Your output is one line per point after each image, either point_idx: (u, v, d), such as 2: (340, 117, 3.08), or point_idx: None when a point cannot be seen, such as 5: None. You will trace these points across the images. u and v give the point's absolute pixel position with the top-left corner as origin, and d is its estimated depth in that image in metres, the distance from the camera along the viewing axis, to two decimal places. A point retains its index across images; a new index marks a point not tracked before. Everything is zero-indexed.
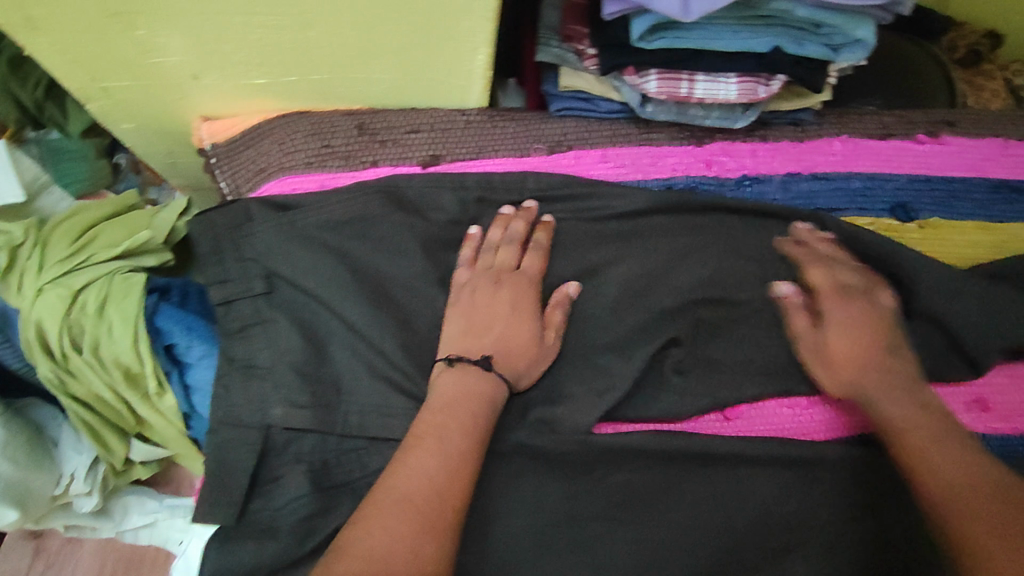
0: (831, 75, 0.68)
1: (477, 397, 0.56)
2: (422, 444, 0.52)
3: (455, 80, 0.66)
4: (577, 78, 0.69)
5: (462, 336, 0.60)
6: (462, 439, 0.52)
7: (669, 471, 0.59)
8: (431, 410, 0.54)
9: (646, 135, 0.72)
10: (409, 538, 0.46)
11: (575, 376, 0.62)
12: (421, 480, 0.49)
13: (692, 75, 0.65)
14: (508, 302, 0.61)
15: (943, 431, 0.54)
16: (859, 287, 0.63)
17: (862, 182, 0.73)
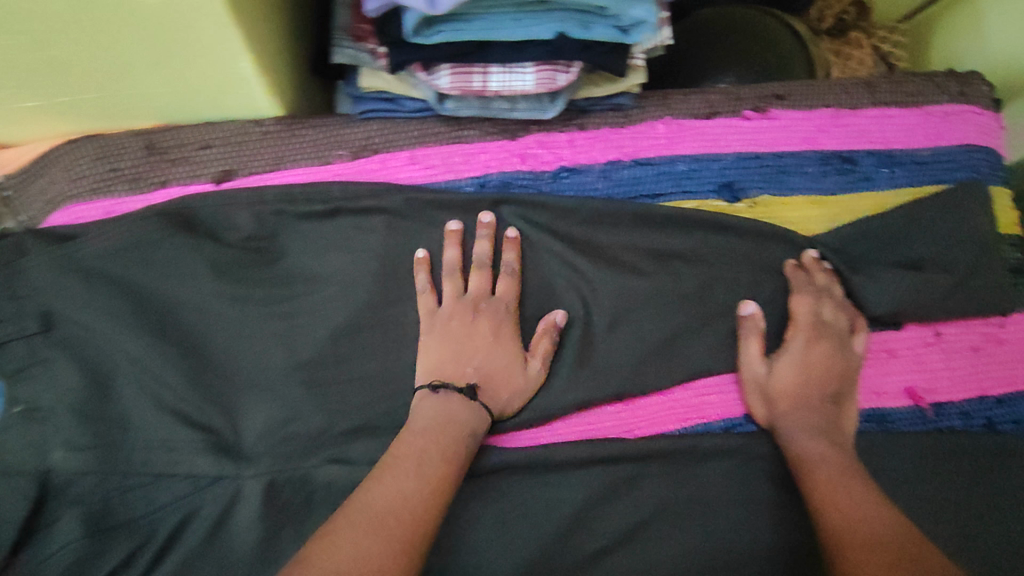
0: (636, 58, 0.65)
1: (459, 423, 0.56)
2: (401, 465, 0.51)
3: (237, 85, 0.60)
4: (375, 79, 0.65)
5: (437, 363, 0.60)
6: (438, 466, 0.52)
7: (469, 486, 0.60)
8: (418, 435, 0.54)
9: (457, 132, 0.69)
10: (384, 553, 0.43)
11: (379, 392, 0.61)
12: (394, 495, 0.48)
13: (485, 67, 0.62)
14: (491, 332, 0.61)
15: (842, 488, 0.54)
16: (835, 327, 0.66)
17: (688, 164, 0.71)
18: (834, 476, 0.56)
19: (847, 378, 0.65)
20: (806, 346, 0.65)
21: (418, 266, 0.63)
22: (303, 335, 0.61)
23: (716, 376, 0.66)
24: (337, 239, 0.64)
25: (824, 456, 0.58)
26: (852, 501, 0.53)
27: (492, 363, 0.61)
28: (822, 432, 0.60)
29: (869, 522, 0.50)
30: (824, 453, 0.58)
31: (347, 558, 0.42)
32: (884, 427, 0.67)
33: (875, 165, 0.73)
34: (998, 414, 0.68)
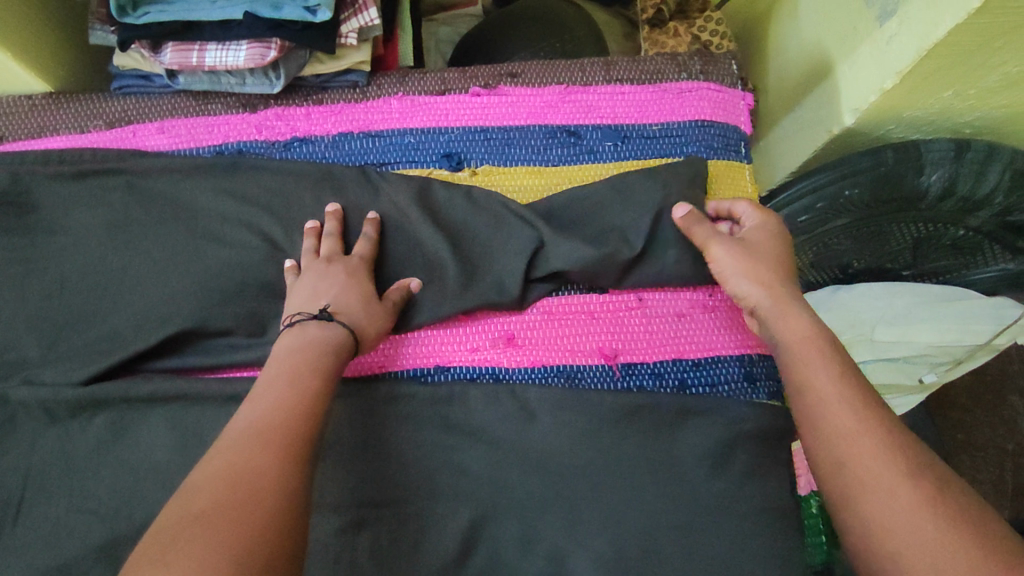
0: (347, 37, 0.71)
1: (318, 345, 0.58)
2: (274, 388, 0.55)
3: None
4: (125, 58, 0.74)
5: (305, 300, 0.63)
6: (312, 380, 0.55)
7: (160, 414, 0.66)
8: (279, 363, 0.57)
9: (204, 106, 0.77)
10: (268, 466, 0.48)
11: (94, 333, 0.69)
12: (267, 413, 0.52)
13: (202, 45, 0.71)
14: (344, 275, 0.65)
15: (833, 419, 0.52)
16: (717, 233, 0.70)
17: (416, 136, 0.76)
18: (812, 355, 0.57)
19: (772, 255, 0.66)
20: (739, 249, 0.65)
21: (308, 234, 0.68)
22: (37, 275, 0.71)
23: (411, 331, 0.72)
24: (83, 196, 0.73)
25: (806, 333, 0.59)
26: (837, 380, 0.54)
27: (348, 299, 0.63)
28: (802, 308, 0.61)
29: (840, 409, 0.52)
30: (806, 331, 0.59)
31: (212, 479, 0.46)
32: (572, 383, 0.70)
33: (601, 139, 0.76)
34: (692, 375, 0.71)
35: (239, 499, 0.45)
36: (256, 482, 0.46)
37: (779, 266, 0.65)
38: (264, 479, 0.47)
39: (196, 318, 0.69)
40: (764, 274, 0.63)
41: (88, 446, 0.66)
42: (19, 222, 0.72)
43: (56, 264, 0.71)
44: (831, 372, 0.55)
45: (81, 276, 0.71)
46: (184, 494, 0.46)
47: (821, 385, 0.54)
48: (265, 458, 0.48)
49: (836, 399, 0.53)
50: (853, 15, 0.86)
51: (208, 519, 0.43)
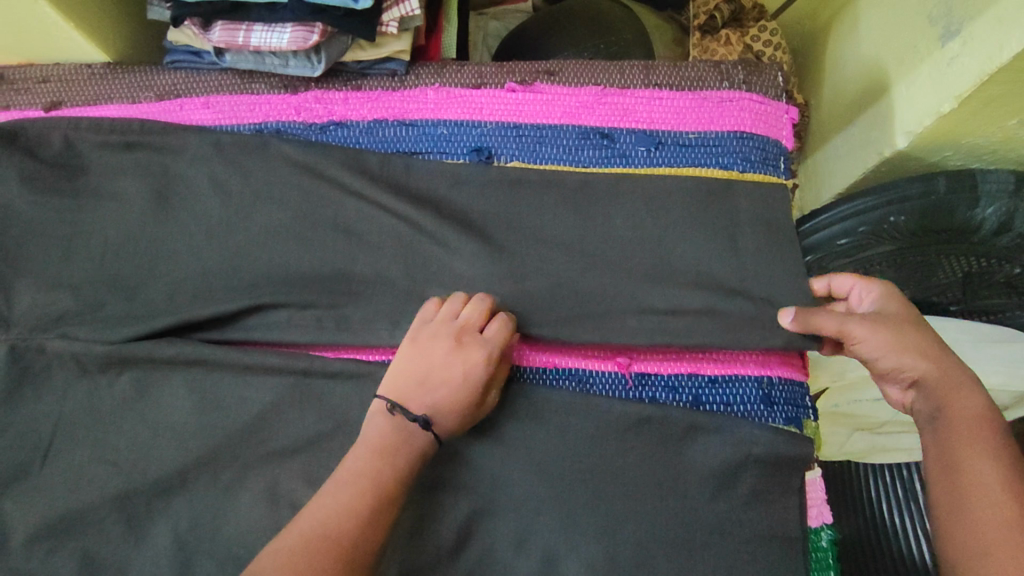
0: (388, 25, 0.73)
1: (402, 448, 0.58)
2: (342, 487, 0.55)
3: (58, 32, 0.74)
4: (179, 33, 0.76)
5: (407, 384, 0.61)
6: (391, 487, 0.56)
7: (179, 379, 0.67)
8: (366, 458, 0.57)
9: (248, 84, 0.79)
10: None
11: (127, 291, 0.70)
12: (336, 513, 0.53)
13: (250, 25, 0.73)
14: (463, 373, 0.61)
15: (965, 516, 0.52)
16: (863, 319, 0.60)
17: (448, 128, 0.77)
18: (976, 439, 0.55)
19: (920, 324, 0.61)
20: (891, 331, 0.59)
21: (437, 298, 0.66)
22: (81, 237, 0.73)
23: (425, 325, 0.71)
24: (129, 166, 0.75)
25: (977, 419, 0.55)
26: (998, 476, 0.52)
27: (451, 400, 0.60)
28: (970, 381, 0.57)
29: (988, 511, 0.51)
30: (971, 411, 0.56)
31: None
32: (582, 388, 0.69)
33: (634, 143, 0.75)
34: (706, 392, 0.68)
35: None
36: None
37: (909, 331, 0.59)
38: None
39: (225, 288, 0.70)
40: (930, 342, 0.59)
41: (114, 403, 0.67)
42: (69, 184, 0.75)
43: (104, 226, 0.73)
44: (994, 468, 0.53)
45: (122, 236, 0.72)
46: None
47: (983, 479, 0.53)
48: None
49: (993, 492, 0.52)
50: (916, 34, 0.82)
51: None
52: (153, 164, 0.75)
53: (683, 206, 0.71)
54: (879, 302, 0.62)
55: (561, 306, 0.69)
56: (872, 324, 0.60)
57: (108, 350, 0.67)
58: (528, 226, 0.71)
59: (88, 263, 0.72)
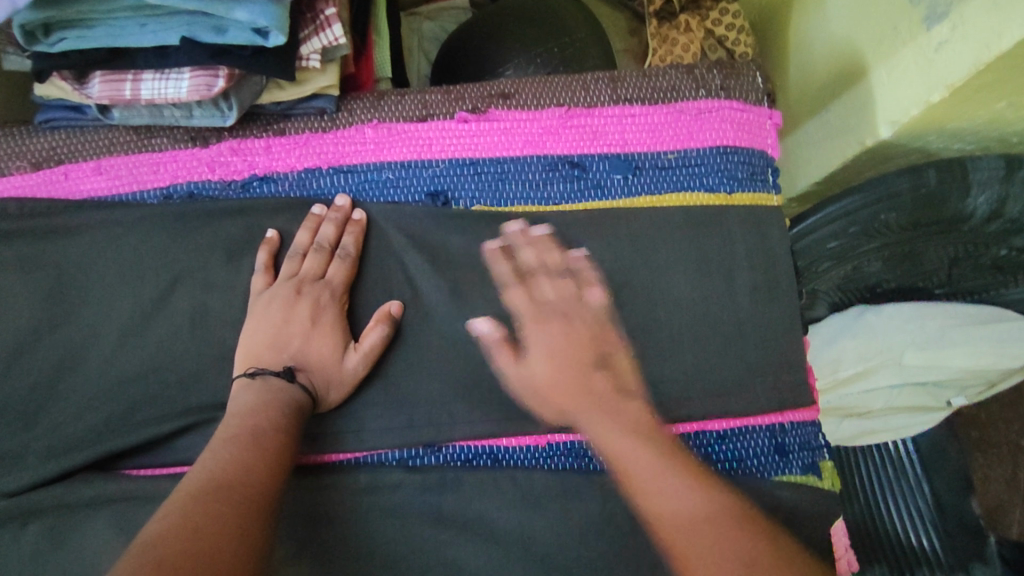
0: (308, 60, 0.61)
1: (274, 408, 0.54)
2: (225, 445, 0.51)
3: None
4: (49, 88, 0.62)
5: (261, 345, 0.59)
6: (276, 445, 0.52)
7: (106, 518, 0.55)
8: (237, 419, 0.53)
9: (147, 141, 0.66)
10: (225, 517, 0.44)
11: (29, 416, 0.58)
12: (220, 464, 0.49)
13: (137, 74, 0.60)
14: (309, 318, 0.59)
15: (665, 477, 0.49)
16: (573, 295, 0.61)
17: (395, 172, 0.66)
18: (634, 437, 0.52)
19: (601, 328, 0.60)
20: (555, 328, 0.59)
21: (349, 227, 0.63)
22: None
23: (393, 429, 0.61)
24: (10, 259, 0.61)
25: (635, 448, 0.51)
26: (657, 469, 0.49)
27: (308, 351, 0.59)
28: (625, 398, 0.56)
29: (663, 481, 0.49)
30: (640, 416, 0.55)
31: (179, 523, 0.43)
32: (582, 463, 0.61)
33: (608, 171, 0.66)
34: (717, 449, 0.61)
35: (209, 567, 0.40)
36: (219, 530, 0.43)
37: (581, 342, 0.59)
38: (219, 543, 0.42)
39: (151, 399, 0.59)
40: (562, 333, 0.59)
41: (25, 559, 0.54)
42: None
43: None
44: (676, 488, 0.48)
45: (8, 347, 0.59)
46: (145, 547, 0.41)
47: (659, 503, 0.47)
48: (201, 515, 0.44)
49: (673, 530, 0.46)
50: (892, 13, 0.75)
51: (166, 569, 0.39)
52: (40, 252, 0.62)
53: (671, 241, 0.64)
54: (533, 356, 0.59)
55: None
56: (534, 387, 0.58)
57: (16, 497, 0.56)
58: (502, 285, 0.63)
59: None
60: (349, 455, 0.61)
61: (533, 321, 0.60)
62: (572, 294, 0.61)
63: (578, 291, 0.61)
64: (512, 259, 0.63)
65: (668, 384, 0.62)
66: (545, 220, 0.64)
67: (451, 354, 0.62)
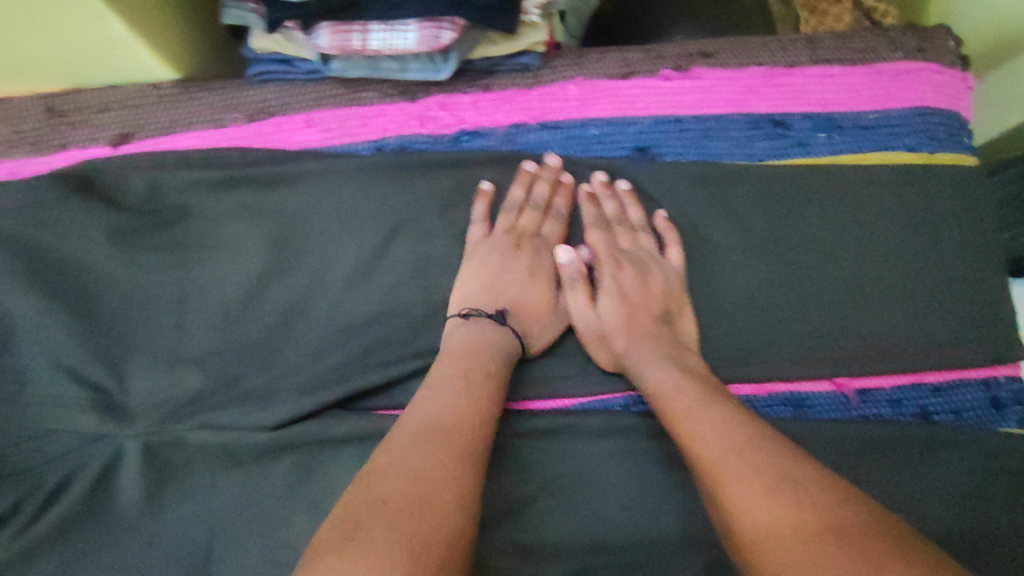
0: (528, 13, 0.62)
1: (491, 348, 0.55)
2: (440, 387, 0.50)
3: (120, 52, 0.62)
4: (265, 41, 0.65)
5: (475, 292, 0.60)
6: (488, 385, 0.51)
7: (349, 455, 0.57)
8: (454, 360, 0.53)
9: (355, 94, 0.67)
10: (441, 456, 0.42)
11: (260, 358, 0.60)
12: (435, 406, 0.47)
13: (365, 25, 0.60)
14: (526, 269, 0.62)
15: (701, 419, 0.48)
16: (637, 254, 0.62)
17: (599, 128, 0.67)
18: (691, 394, 0.51)
19: (670, 291, 0.61)
20: (612, 286, 0.61)
21: (561, 190, 0.64)
22: (195, 298, 0.61)
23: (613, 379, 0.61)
24: (234, 207, 0.64)
25: (676, 380, 0.53)
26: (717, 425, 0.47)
27: (523, 297, 0.61)
28: (653, 343, 0.57)
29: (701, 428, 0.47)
30: (699, 367, 0.55)
31: (389, 467, 0.41)
32: (800, 412, 0.61)
33: (811, 129, 0.67)
34: (933, 402, 0.62)
35: (421, 502, 0.38)
36: (429, 468, 0.40)
37: (660, 299, 0.60)
38: (442, 483, 0.40)
39: (382, 343, 0.60)
40: (632, 281, 0.61)
41: (276, 492, 0.56)
42: (163, 236, 0.63)
43: (218, 281, 0.62)
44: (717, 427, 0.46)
45: (236, 292, 0.62)
46: (354, 489, 0.40)
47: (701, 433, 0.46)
48: (387, 467, 0.41)
49: (717, 461, 0.43)
50: None
51: (382, 512, 0.37)
52: (262, 201, 0.63)
53: (877, 197, 0.65)
54: (604, 299, 0.61)
55: (759, 325, 0.62)
56: (602, 340, 0.60)
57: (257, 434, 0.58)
58: (710, 239, 0.64)
59: (213, 329, 0.61)
60: (574, 400, 0.62)
61: (609, 264, 0.62)
62: (644, 246, 0.63)
63: (654, 237, 0.64)
64: (721, 211, 0.64)
65: (879, 337, 0.62)
66: (752, 174, 0.65)
67: None
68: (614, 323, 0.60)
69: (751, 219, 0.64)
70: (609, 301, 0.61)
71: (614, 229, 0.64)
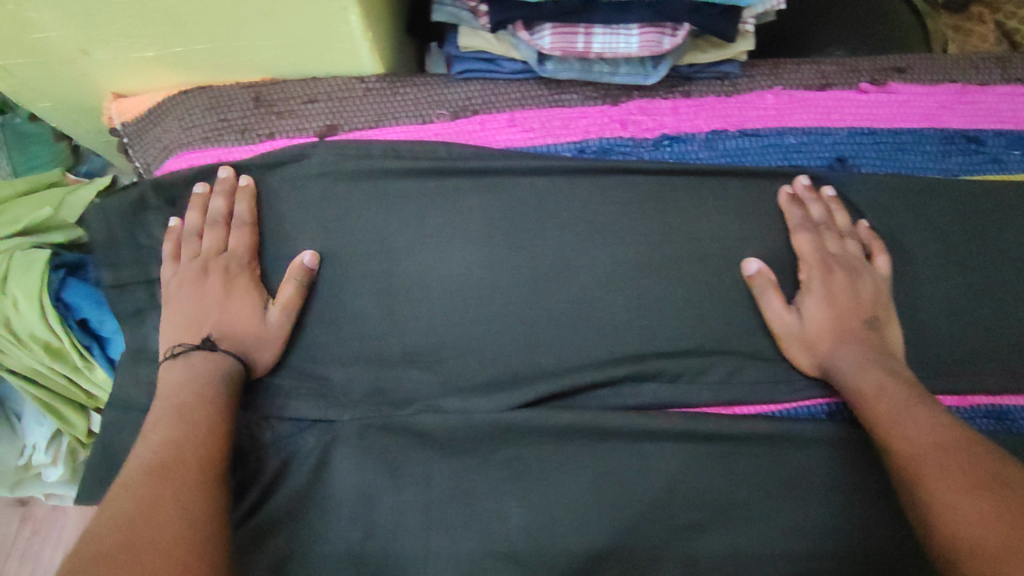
0: (747, 22, 0.62)
1: (189, 386, 0.56)
2: (162, 425, 0.54)
3: (339, 45, 0.63)
4: (474, 38, 0.65)
5: (173, 326, 0.60)
6: (202, 415, 0.54)
7: (562, 448, 0.60)
8: (166, 398, 0.56)
9: (558, 96, 0.68)
10: (139, 497, 0.48)
11: (470, 353, 0.62)
12: (165, 446, 0.52)
13: (589, 28, 0.61)
14: (217, 288, 0.60)
15: (902, 416, 0.52)
16: (846, 258, 0.63)
17: (798, 137, 0.68)
18: (904, 398, 0.54)
19: (880, 297, 0.62)
20: (827, 291, 0.62)
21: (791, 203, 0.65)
22: (403, 290, 0.63)
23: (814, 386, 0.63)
24: (440, 200, 0.64)
25: (883, 382, 0.55)
26: (920, 425, 0.51)
27: (224, 321, 0.60)
28: (856, 345, 0.59)
29: (901, 425, 0.52)
30: (909, 376, 0.56)
31: (122, 511, 0.47)
32: (1001, 425, 0.61)
33: (1004, 147, 0.68)
34: None
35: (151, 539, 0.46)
36: (144, 505, 0.48)
37: (867, 304, 0.61)
38: (173, 513, 0.48)
39: (587, 345, 0.62)
40: (840, 284, 0.62)
41: (492, 482, 0.59)
42: (371, 228, 0.64)
43: (426, 279, 0.63)
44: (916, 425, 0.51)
45: (445, 287, 0.63)
46: (108, 530, 0.46)
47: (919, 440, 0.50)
48: (165, 497, 0.48)
49: (914, 460, 0.49)
50: None
51: (119, 554, 0.44)
52: (466, 198, 0.65)
53: None
54: (809, 302, 0.62)
55: (962, 336, 0.63)
56: (807, 343, 0.61)
57: (473, 426, 0.60)
58: (907, 250, 0.65)
59: (425, 326, 0.63)
60: (774, 408, 0.63)
61: (817, 267, 0.63)
62: (852, 252, 0.63)
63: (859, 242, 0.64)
64: (917, 224, 0.65)
65: None
66: (949, 188, 0.66)
67: None
68: (822, 325, 0.61)
69: (949, 232, 0.65)
70: (815, 305, 0.61)
71: (823, 233, 0.64)
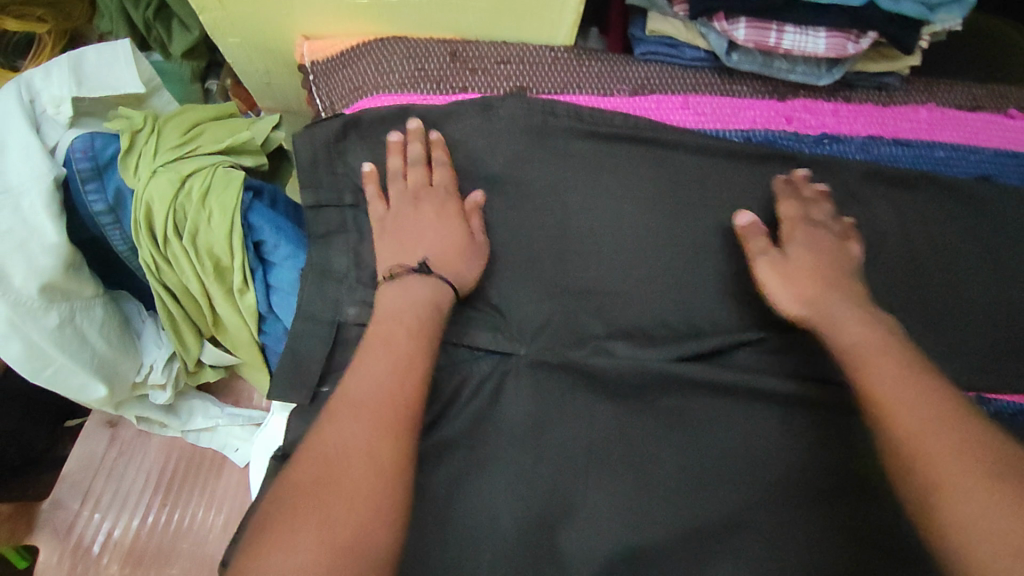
0: (923, 37, 0.67)
1: (415, 302, 0.58)
2: (375, 352, 0.54)
3: (545, 14, 0.67)
4: (664, 23, 0.69)
5: (390, 253, 0.62)
6: (408, 343, 0.54)
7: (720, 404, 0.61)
8: (383, 322, 0.56)
9: (729, 87, 0.72)
10: (349, 431, 0.49)
11: (635, 315, 0.64)
12: (370, 383, 0.52)
13: (782, 25, 0.65)
14: (434, 212, 0.64)
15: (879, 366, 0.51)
16: (975, 259, 0.68)
17: (947, 151, 0.71)
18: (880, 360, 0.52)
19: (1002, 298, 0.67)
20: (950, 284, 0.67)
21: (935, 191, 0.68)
22: (575, 244, 0.66)
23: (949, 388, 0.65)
24: (619, 164, 0.68)
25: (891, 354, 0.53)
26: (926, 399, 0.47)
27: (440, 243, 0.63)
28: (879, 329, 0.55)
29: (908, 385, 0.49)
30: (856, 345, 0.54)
31: (329, 440, 0.48)
32: None
33: None
34: None
35: (353, 470, 0.47)
36: (349, 438, 0.48)
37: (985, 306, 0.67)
38: (375, 456, 0.48)
39: (750, 314, 0.65)
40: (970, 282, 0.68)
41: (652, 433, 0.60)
42: (547, 183, 0.67)
43: (612, 236, 0.66)
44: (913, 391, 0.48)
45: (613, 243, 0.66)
46: (315, 459, 0.48)
47: (907, 422, 0.46)
48: (368, 438, 0.48)
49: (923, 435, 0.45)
50: None
51: (322, 486, 0.46)
52: (637, 165, 0.68)
53: None
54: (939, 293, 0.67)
55: None
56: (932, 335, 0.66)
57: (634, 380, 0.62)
58: None
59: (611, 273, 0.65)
60: None
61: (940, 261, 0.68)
62: (984, 253, 0.69)
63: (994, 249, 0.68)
64: None
65: None
66: None
67: (998, 306, 0.67)
68: (928, 301, 0.67)
69: None
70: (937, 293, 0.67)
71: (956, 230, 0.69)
